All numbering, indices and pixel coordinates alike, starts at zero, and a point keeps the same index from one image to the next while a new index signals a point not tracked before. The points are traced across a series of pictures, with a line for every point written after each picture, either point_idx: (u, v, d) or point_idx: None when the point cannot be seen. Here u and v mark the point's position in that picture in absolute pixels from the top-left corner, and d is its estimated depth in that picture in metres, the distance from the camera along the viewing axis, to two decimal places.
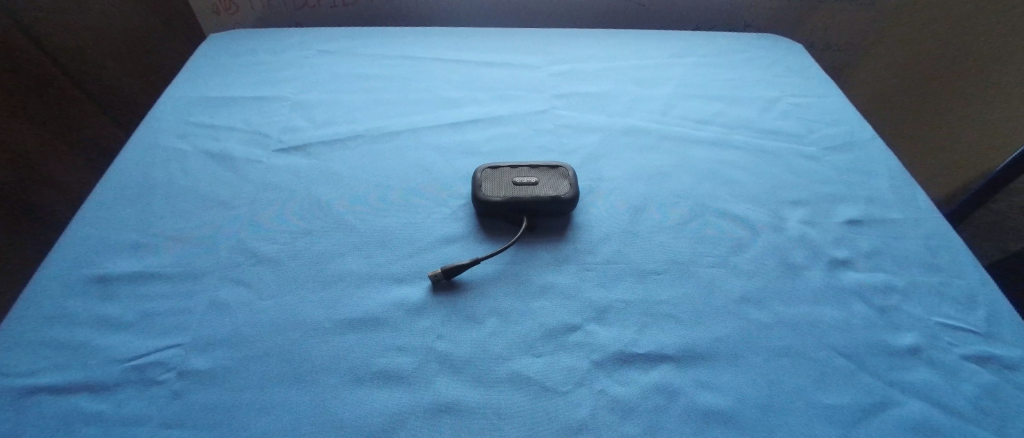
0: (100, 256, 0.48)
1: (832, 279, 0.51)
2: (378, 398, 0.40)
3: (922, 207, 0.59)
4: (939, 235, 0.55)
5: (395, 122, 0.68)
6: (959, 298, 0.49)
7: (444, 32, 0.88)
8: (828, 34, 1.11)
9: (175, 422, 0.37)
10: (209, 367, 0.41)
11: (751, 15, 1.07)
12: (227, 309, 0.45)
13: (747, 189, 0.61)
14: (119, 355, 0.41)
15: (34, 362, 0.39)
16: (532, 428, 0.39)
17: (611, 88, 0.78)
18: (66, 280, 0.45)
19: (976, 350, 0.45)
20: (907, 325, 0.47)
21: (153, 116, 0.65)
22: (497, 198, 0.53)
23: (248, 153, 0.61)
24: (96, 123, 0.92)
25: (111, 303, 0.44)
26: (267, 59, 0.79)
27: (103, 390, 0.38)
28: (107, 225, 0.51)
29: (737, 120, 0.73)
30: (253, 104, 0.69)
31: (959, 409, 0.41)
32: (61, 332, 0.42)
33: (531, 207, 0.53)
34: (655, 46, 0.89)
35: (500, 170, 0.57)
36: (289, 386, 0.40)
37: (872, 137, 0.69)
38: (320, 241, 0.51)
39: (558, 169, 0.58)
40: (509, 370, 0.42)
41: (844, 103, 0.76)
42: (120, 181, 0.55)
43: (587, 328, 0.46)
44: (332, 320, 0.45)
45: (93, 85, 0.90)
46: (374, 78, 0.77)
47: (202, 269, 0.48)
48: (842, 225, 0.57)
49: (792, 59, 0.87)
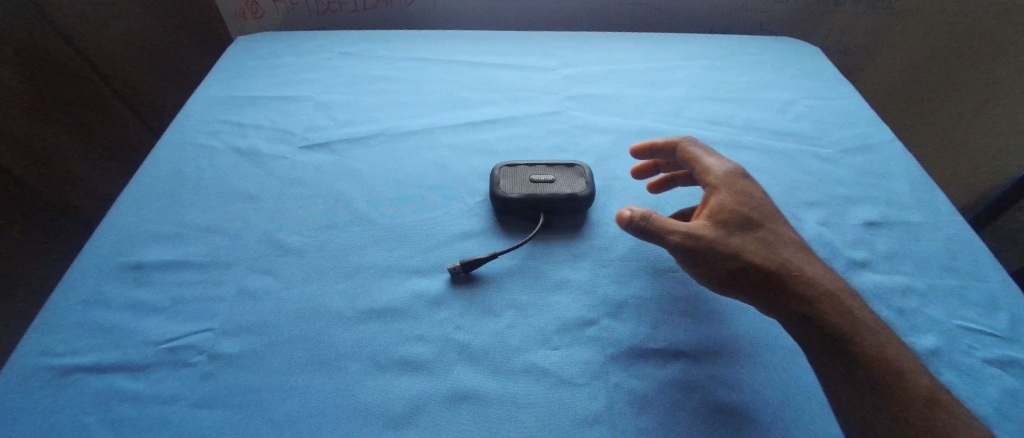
0: (135, 246, 0.50)
1: (850, 280, 0.51)
2: (398, 386, 0.41)
3: (942, 209, 0.58)
4: (959, 238, 0.55)
5: (413, 122, 0.70)
6: (981, 301, 0.49)
7: (460, 35, 0.90)
8: (846, 36, 1.11)
9: (206, 402, 0.39)
10: (237, 351, 0.42)
11: (765, 19, 1.06)
12: (254, 298, 0.46)
13: (763, 190, 0.61)
14: (152, 338, 0.42)
15: (73, 343, 0.42)
16: (549, 418, 0.39)
17: (624, 90, 0.78)
18: (103, 267, 0.47)
19: (998, 355, 0.44)
20: (926, 327, 0.47)
21: (184, 115, 0.68)
22: (514, 194, 0.55)
23: (273, 149, 0.64)
24: (127, 124, 0.96)
25: (144, 289, 0.46)
26: (289, 61, 0.81)
27: (137, 370, 0.40)
28: (140, 217, 0.53)
29: (751, 122, 0.73)
30: (277, 103, 0.72)
31: (980, 412, 0.41)
32: (98, 316, 0.44)
33: (548, 204, 0.54)
34: (668, 48, 0.89)
35: (517, 168, 0.58)
36: (313, 371, 0.41)
37: (890, 140, 0.69)
38: (342, 235, 0.53)
39: (574, 166, 0.58)
40: (525, 362, 0.43)
41: (860, 106, 0.76)
42: (153, 175, 0.58)
43: (603, 323, 0.46)
44: (353, 310, 0.46)
45: (125, 86, 0.93)
46: (393, 79, 0.78)
47: (230, 259, 0.49)
48: (859, 226, 0.57)
49: (807, 62, 0.87)
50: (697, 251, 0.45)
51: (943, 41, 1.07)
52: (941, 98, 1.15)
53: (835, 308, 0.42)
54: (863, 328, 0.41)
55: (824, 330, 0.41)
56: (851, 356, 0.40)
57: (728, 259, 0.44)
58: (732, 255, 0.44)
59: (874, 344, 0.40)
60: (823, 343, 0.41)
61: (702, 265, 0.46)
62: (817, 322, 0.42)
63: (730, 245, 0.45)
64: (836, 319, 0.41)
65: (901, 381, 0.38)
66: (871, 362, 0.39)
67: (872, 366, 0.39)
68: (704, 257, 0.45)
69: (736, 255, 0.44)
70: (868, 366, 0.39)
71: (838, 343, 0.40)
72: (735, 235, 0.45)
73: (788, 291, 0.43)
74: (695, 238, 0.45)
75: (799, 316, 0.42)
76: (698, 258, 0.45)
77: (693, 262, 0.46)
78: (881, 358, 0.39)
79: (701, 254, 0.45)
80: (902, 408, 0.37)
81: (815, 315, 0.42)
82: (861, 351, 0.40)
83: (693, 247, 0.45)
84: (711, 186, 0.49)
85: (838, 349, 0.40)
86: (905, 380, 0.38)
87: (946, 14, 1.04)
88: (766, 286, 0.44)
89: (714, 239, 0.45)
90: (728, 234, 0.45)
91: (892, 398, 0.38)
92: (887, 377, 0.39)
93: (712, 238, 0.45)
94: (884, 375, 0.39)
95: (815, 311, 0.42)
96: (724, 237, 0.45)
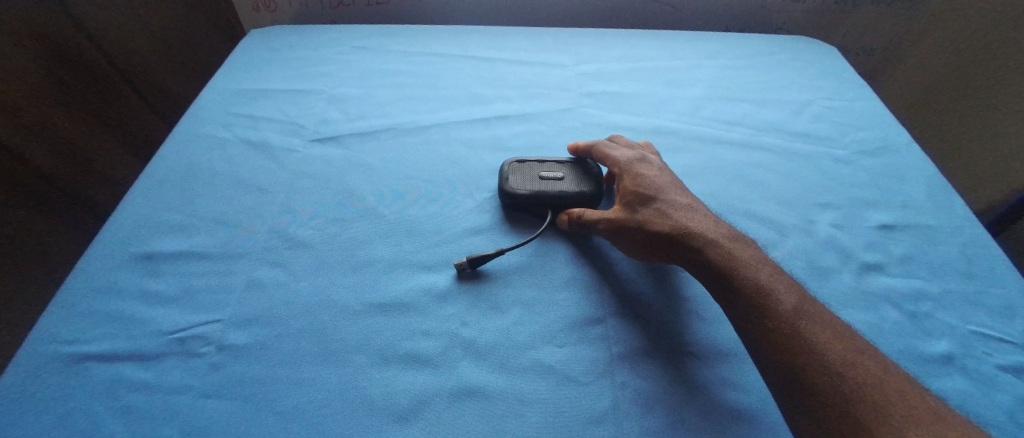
0: (147, 236, 0.50)
1: (863, 284, 0.50)
2: (405, 380, 0.41)
3: (960, 214, 0.57)
4: (976, 243, 0.54)
5: (425, 117, 0.70)
6: (997, 308, 0.48)
7: (475, 31, 0.90)
8: (862, 37, 1.10)
9: (213, 393, 0.39)
10: (246, 342, 0.43)
11: (783, 18, 1.05)
12: (263, 289, 0.47)
13: (775, 191, 0.61)
14: (162, 327, 0.43)
15: (85, 330, 0.42)
16: (554, 416, 0.39)
17: (639, 88, 0.78)
18: (115, 256, 0.48)
19: (1013, 362, 0.43)
20: (940, 332, 0.46)
21: (198, 107, 0.68)
22: (522, 190, 0.55)
23: (284, 142, 0.64)
24: (140, 113, 0.96)
25: (156, 278, 0.47)
26: (303, 55, 0.81)
27: (147, 358, 0.41)
28: (152, 207, 0.53)
29: (767, 122, 0.72)
30: (289, 96, 0.72)
31: (994, 420, 0.40)
32: (109, 304, 0.44)
33: (556, 201, 0.54)
34: (684, 46, 0.88)
35: (527, 164, 0.58)
36: (321, 364, 0.42)
37: (907, 142, 0.68)
38: (351, 229, 0.53)
39: (585, 163, 0.58)
40: (531, 359, 0.43)
41: (878, 108, 0.75)
42: (166, 166, 0.58)
43: (611, 322, 0.46)
44: (361, 304, 0.46)
45: (139, 76, 0.94)
46: (405, 74, 0.78)
47: (240, 251, 0.50)
48: (874, 229, 0.56)
49: (825, 62, 0.86)
50: (617, 232, 0.50)
51: (958, 41, 1.06)
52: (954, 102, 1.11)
53: (741, 270, 0.45)
54: (769, 289, 0.44)
55: (733, 293, 0.45)
56: (760, 313, 0.43)
57: (641, 235, 0.49)
58: (644, 228, 0.49)
59: (775, 305, 0.43)
60: (733, 302, 0.45)
61: (624, 244, 0.50)
62: (726, 285, 0.45)
63: (642, 220, 0.49)
64: (744, 282, 0.45)
65: (806, 335, 0.41)
66: (778, 317, 0.42)
67: (779, 323, 0.42)
68: (622, 236, 0.50)
69: (646, 228, 0.49)
70: (774, 321, 0.42)
71: (744, 303, 0.44)
72: (644, 209, 0.50)
73: (698, 259, 0.47)
74: (614, 218, 0.50)
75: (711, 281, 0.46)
76: (619, 239, 0.50)
77: (618, 242, 0.51)
78: (786, 314, 0.42)
79: (620, 234, 0.50)
80: (806, 360, 0.40)
81: (723, 278, 0.46)
82: (765, 309, 0.43)
83: (611, 228, 0.50)
84: (624, 167, 0.54)
85: (744, 307, 0.44)
86: (807, 333, 0.41)
87: (961, 13, 1.03)
88: (678, 255, 0.48)
89: (626, 218, 0.50)
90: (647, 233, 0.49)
91: (795, 349, 0.40)
92: (794, 331, 0.41)
93: (627, 215, 0.50)
94: (789, 328, 0.41)
95: (725, 275, 0.46)
96: (637, 214, 0.50)
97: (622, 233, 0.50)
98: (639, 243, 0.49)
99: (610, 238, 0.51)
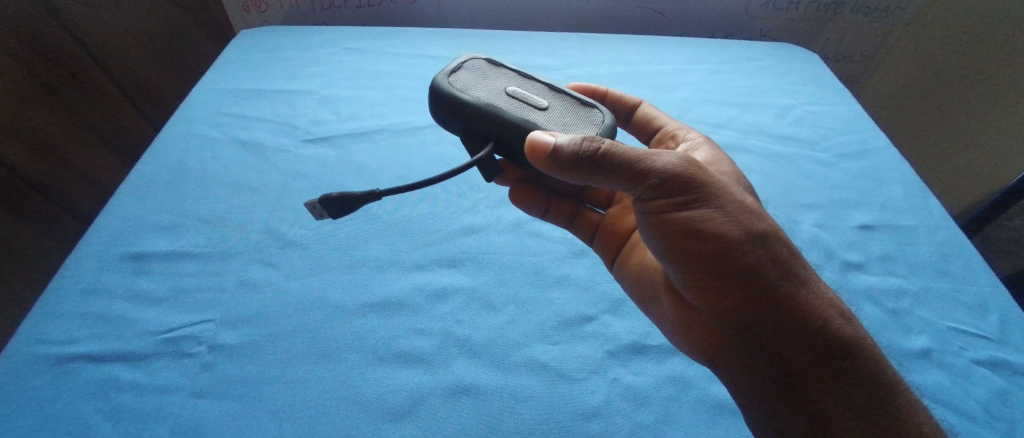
0: (136, 236, 0.50)
1: (844, 281, 0.52)
2: (400, 377, 0.41)
3: (936, 215, 0.59)
4: (951, 242, 0.56)
5: (418, 118, 0.70)
6: (972, 304, 0.50)
7: (466, 34, 0.90)
8: (845, 46, 1.13)
9: (205, 393, 0.39)
10: (237, 342, 0.43)
11: (765, 24, 1.08)
12: (256, 289, 0.46)
13: (761, 192, 0.62)
14: (153, 328, 0.43)
15: (71, 332, 0.42)
16: (547, 413, 0.40)
17: (627, 91, 0.79)
18: (103, 256, 0.48)
19: (987, 356, 0.45)
20: (919, 328, 0.47)
21: (187, 107, 0.68)
22: (468, 91, 0.49)
23: (277, 143, 0.64)
24: (124, 114, 0.94)
25: (145, 278, 0.46)
26: (295, 55, 0.81)
27: (136, 360, 0.41)
28: (141, 208, 0.53)
29: (753, 125, 0.74)
30: (281, 97, 0.72)
31: (971, 412, 0.42)
32: (96, 305, 0.44)
33: (520, 121, 0.46)
34: (671, 51, 0.90)
35: (505, 73, 0.52)
36: (315, 363, 0.42)
37: (885, 146, 0.70)
38: (345, 228, 0.53)
39: (577, 101, 0.51)
40: (525, 356, 0.44)
41: (858, 112, 0.77)
42: (156, 166, 0.58)
43: (602, 319, 0.47)
44: (356, 303, 0.46)
45: (122, 74, 0.92)
46: (397, 76, 0.79)
47: (232, 251, 0.50)
48: (855, 229, 0.58)
49: (808, 68, 0.88)
50: (687, 198, 0.40)
51: (935, 57, 1.08)
52: (932, 111, 1.14)
53: (826, 318, 0.38)
54: (841, 356, 0.38)
55: (787, 342, 0.38)
56: (798, 377, 0.38)
57: (726, 222, 0.40)
58: (726, 217, 0.40)
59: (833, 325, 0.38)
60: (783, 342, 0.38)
61: (685, 219, 0.40)
62: (792, 331, 0.38)
63: (739, 208, 0.41)
64: (812, 339, 0.38)
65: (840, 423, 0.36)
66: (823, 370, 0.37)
67: (815, 394, 0.37)
68: (695, 207, 0.40)
69: (741, 218, 0.40)
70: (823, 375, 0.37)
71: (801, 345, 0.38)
72: (736, 200, 0.41)
73: (773, 285, 0.39)
74: (699, 184, 0.40)
75: (774, 314, 0.38)
76: (682, 207, 0.40)
77: (674, 212, 0.41)
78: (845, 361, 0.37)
79: (691, 205, 0.40)
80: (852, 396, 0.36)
81: (790, 322, 0.38)
82: (824, 350, 0.38)
83: (688, 189, 0.40)
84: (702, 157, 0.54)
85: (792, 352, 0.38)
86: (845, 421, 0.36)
87: (943, 30, 1.05)
88: (752, 264, 0.39)
89: (716, 196, 0.40)
90: (727, 212, 0.40)
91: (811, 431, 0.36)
92: (825, 414, 0.36)
93: (721, 191, 0.41)
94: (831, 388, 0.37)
95: (803, 316, 0.38)
96: (734, 196, 0.41)
97: (698, 204, 0.40)
98: (708, 228, 0.40)
99: (666, 197, 0.40)
